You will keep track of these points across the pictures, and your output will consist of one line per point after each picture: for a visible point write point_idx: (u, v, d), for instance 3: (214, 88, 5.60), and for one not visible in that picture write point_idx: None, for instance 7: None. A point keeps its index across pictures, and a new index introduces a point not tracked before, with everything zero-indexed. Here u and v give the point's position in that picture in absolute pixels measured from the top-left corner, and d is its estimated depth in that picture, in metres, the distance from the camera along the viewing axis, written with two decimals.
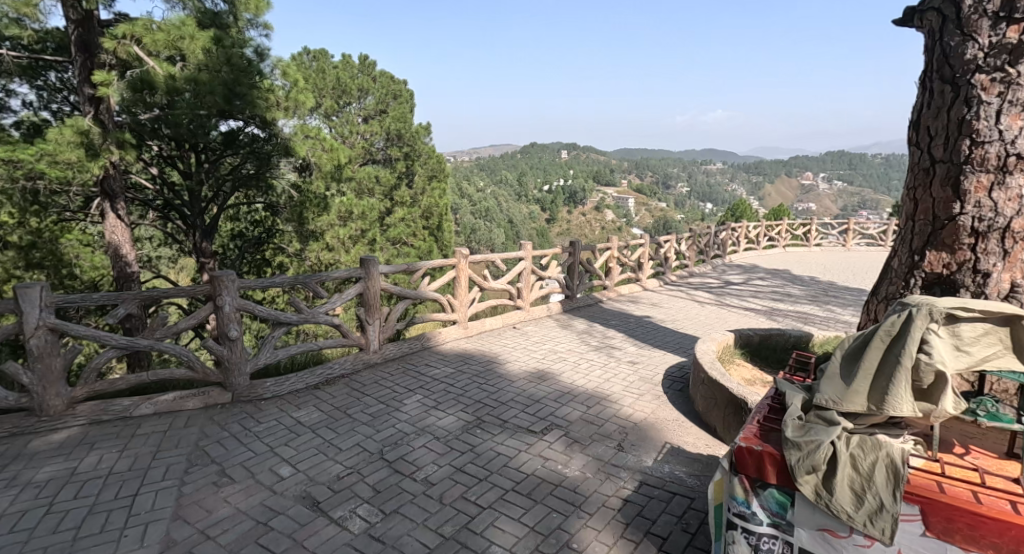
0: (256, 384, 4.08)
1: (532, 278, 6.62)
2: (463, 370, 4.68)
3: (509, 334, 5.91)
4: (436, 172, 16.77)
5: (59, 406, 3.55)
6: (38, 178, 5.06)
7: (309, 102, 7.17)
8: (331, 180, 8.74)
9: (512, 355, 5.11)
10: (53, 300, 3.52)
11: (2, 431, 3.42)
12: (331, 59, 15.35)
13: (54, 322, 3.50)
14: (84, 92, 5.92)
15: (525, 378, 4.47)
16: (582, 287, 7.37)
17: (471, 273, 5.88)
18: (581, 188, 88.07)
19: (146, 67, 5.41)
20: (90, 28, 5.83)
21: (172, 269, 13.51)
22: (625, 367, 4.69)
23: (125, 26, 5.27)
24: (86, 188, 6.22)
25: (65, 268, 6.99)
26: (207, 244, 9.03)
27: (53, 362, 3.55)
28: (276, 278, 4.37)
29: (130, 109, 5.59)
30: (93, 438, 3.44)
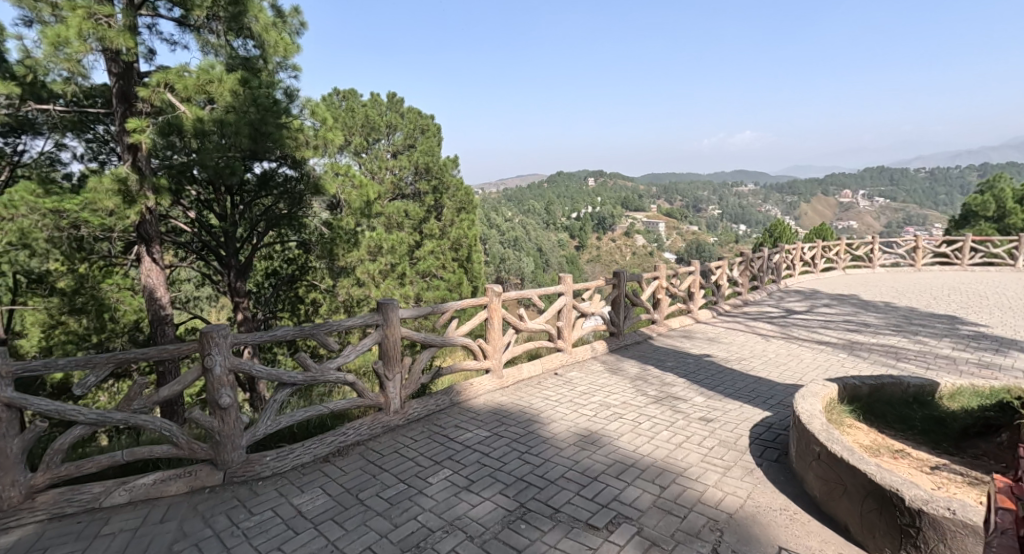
0: (254, 459, 3.40)
1: (573, 314, 5.83)
2: (500, 434, 3.89)
3: (550, 382, 5.12)
4: (464, 204, 16.29)
5: (15, 498, 2.96)
6: (83, 227, 5.23)
7: (339, 140, 6.72)
8: (362, 215, 8.25)
9: (557, 410, 4.32)
10: (9, 369, 2.94)
11: None
12: (360, 98, 15.27)
13: (8, 397, 2.91)
14: (123, 141, 5.43)
15: (576, 442, 3.68)
16: (629, 322, 6.54)
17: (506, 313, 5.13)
18: (610, 214, 87.40)
19: (178, 113, 5.03)
20: (131, 78, 5.39)
21: (209, 309, 13.38)
22: (697, 426, 3.82)
23: (158, 73, 4.95)
24: (120, 233, 5.77)
25: (107, 312, 6.95)
26: (242, 283, 8.58)
27: (8, 445, 2.94)
28: (278, 330, 3.70)
29: (162, 151, 5.19)
30: (47, 541, 2.79)
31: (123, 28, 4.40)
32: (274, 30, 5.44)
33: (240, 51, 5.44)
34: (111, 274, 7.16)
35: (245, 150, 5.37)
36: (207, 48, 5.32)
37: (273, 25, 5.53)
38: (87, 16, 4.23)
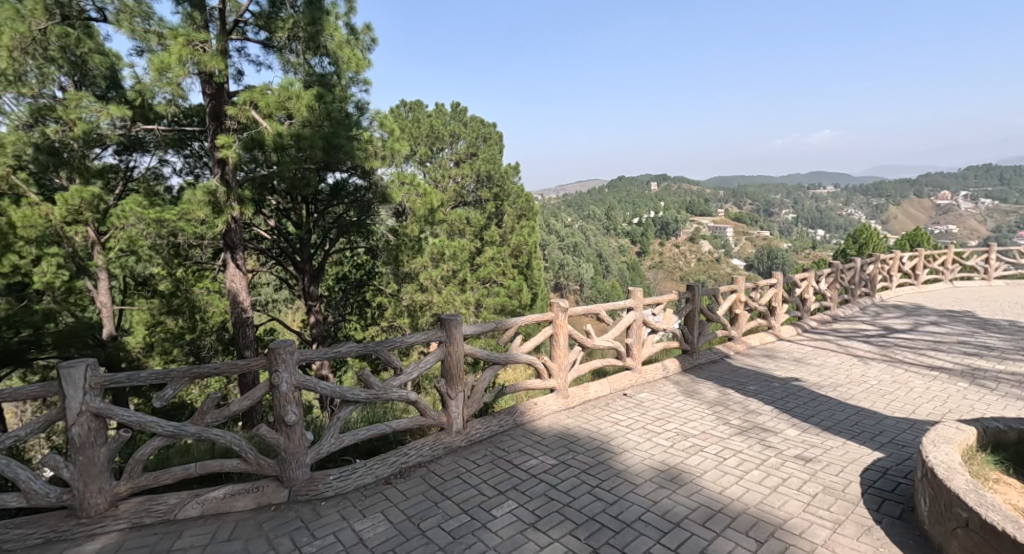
0: (318, 478, 3.27)
1: (644, 329, 5.44)
2: (569, 462, 3.58)
3: (620, 403, 4.76)
4: (526, 211, 16.06)
5: (101, 505, 2.93)
6: (178, 234, 5.38)
7: (406, 150, 6.73)
8: (426, 223, 8.15)
9: (630, 437, 3.97)
10: (99, 380, 2.90)
11: (36, 537, 2.82)
12: (426, 108, 15.45)
13: (98, 407, 2.87)
14: (213, 157, 5.55)
15: (654, 476, 3.33)
16: (705, 339, 6.04)
17: (573, 329, 4.81)
18: (675, 219, 84.76)
19: (261, 128, 5.10)
20: (223, 98, 5.46)
21: (284, 311, 13.89)
22: (794, 467, 3.35)
23: (244, 92, 5.05)
24: (208, 240, 5.91)
25: (196, 313, 7.26)
26: (315, 288, 8.73)
27: (96, 454, 2.92)
28: (342, 346, 3.58)
29: (247, 165, 5.27)
30: None
31: (217, 52, 4.43)
32: (348, 46, 5.46)
33: (316, 68, 5.44)
34: (203, 277, 7.35)
35: (317, 162, 5.41)
36: (288, 67, 5.36)
37: (347, 41, 5.53)
38: (187, 42, 4.29)
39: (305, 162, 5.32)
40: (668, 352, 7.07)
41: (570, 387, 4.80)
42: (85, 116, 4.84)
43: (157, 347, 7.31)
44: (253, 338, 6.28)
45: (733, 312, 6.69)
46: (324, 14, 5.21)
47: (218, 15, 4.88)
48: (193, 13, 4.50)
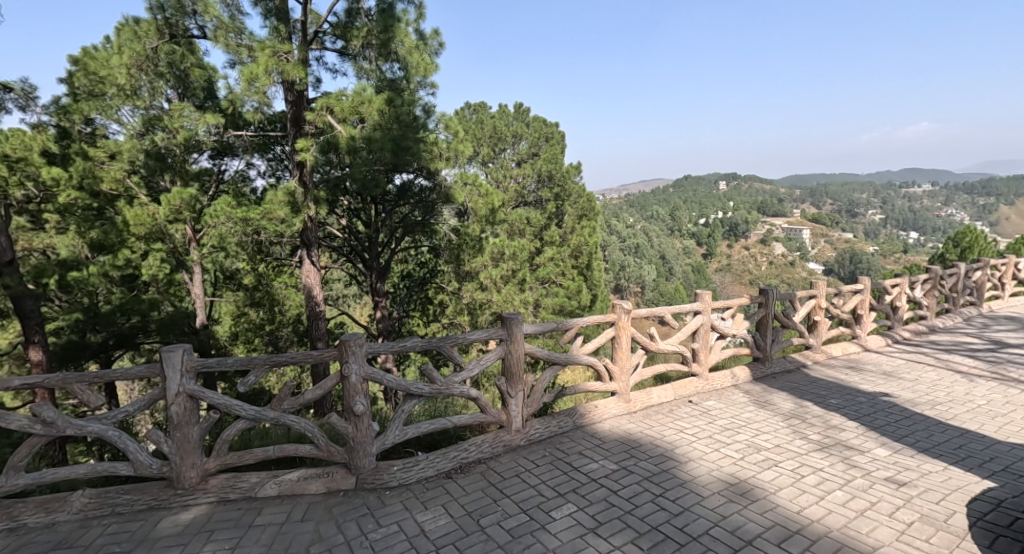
0: (382, 468, 3.42)
1: (711, 334, 5.29)
2: (632, 468, 3.56)
3: (685, 410, 4.66)
4: (587, 211, 15.93)
5: (193, 478, 3.21)
6: (261, 232, 5.74)
7: (469, 151, 6.88)
8: (487, 223, 8.28)
9: (698, 446, 3.89)
10: (193, 364, 3.18)
11: (141, 504, 3.13)
12: (489, 110, 15.69)
13: (192, 389, 3.14)
14: (293, 161, 5.90)
15: (726, 488, 3.25)
16: (778, 347, 5.78)
17: (636, 332, 4.75)
18: (745, 221, 81.34)
19: (335, 132, 5.37)
20: (301, 103, 5.77)
21: (352, 306, 14.50)
22: (884, 490, 3.18)
23: (321, 98, 5.35)
24: (286, 238, 6.26)
25: (275, 306, 7.73)
26: (381, 285, 9.10)
27: (190, 431, 3.20)
28: (407, 341, 3.72)
29: (323, 166, 5.56)
30: (213, 525, 2.98)
31: (299, 62, 4.73)
32: (417, 52, 5.62)
33: (387, 73, 5.70)
34: (281, 272, 7.92)
35: (387, 163, 5.62)
36: (360, 73, 5.61)
37: (416, 46, 5.69)
38: (272, 54, 4.61)
39: (375, 164, 5.54)
40: (739, 359, 6.80)
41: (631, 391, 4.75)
42: (187, 125, 5.23)
43: (241, 336, 7.91)
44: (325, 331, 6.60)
45: (811, 319, 6.34)
46: (396, 21, 5.41)
47: (300, 27, 5.18)
48: (279, 27, 4.82)
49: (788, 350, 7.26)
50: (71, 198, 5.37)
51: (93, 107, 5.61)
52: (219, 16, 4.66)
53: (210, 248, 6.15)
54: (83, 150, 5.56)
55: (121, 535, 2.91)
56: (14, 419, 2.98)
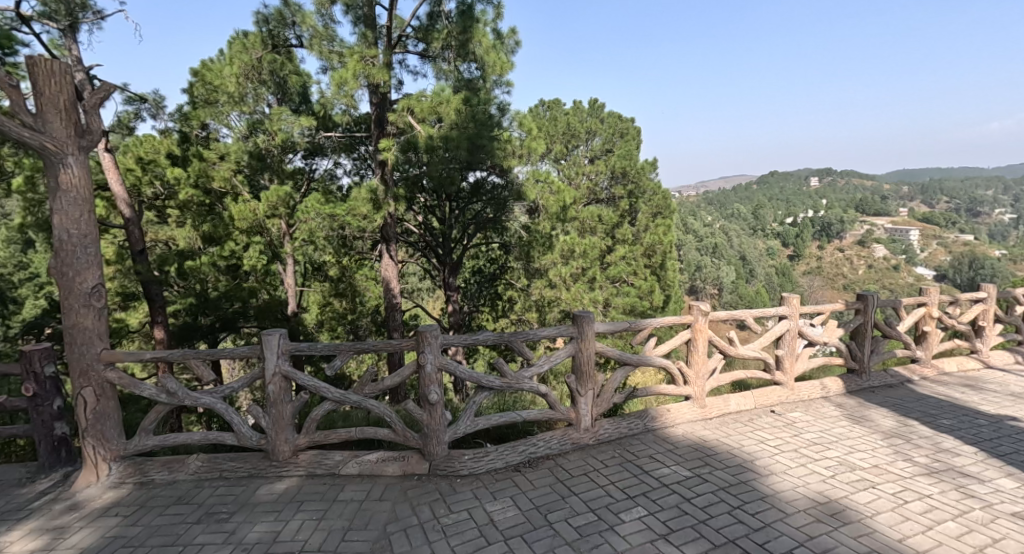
0: (454, 456, 3.55)
1: (798, 341, 4.99)
2: (708, 476, 3.48)
3: (767, 419, 4.46)
4: (662, 209, 15.53)
5: (286, 452, 3.48)
6: (345, 228, 6.05)
7: (543, 148, 6.90)
8: (558, 220, 8.31)
9: (784, 458, 3.72)
10: (287, 347, 3.44)
11: (242, 471, 3.44)
12: (563, 107, 15.68)
13: (286, 370, 3.41)
14: (376, 159, 6.21)
15: (817, 507, 3.11)
16: (879, 358, 5.35)
17: (713, 336, 4.60)
18: (834, 220, 76.09)
19: (415, 132, 5.63)
20: (384, 105, 6.05)
21: (425, 299, 15.04)
22: (1008, 527, 2.91)
23: (403, 100, 5.59)
24: (368, 233, 6.56)
25: (356, 296, 8.19)
26: (454, 279, 9.41)
27: (284, 409, 3.47)
28: (480, 335, 3.83)
29: (403, 165, 5.80)
30: (302, 496, 3.22)
31: (384, 66, 4.97)
32: (494, 51, 5.72)
33: (464, 74, 5.84)
34: (363, 265, 8.23)
35: (463, 162, 5.75)
36: (440, 74, 5.80)
37: (493, 46, 5.78)
38: (360, 59, 4.87)
39: (452, 163, 5.71)
40: (829, 369, 6.38)
41: (707, 396, 4.61)
42: (284, 128, 5.69)
43: (325, 324, 8.29)
44: (400, 322, 6.89)
45: (921, 329, 5.79)
46: (475, 23, 5.54)
47: (385, 32, 5.45)
48: (366, 33, 5.08)
49: (890, 361, 6.69)
50: (188, 195, 6.27)
51: (207, 114, 6.23)
52: (314, 26, 4.99)
53: (301, 241, 6.51)
54: (200, 152, 6.35)
55: (227, 497, 3.21)
56: (145, 388, 3.38)
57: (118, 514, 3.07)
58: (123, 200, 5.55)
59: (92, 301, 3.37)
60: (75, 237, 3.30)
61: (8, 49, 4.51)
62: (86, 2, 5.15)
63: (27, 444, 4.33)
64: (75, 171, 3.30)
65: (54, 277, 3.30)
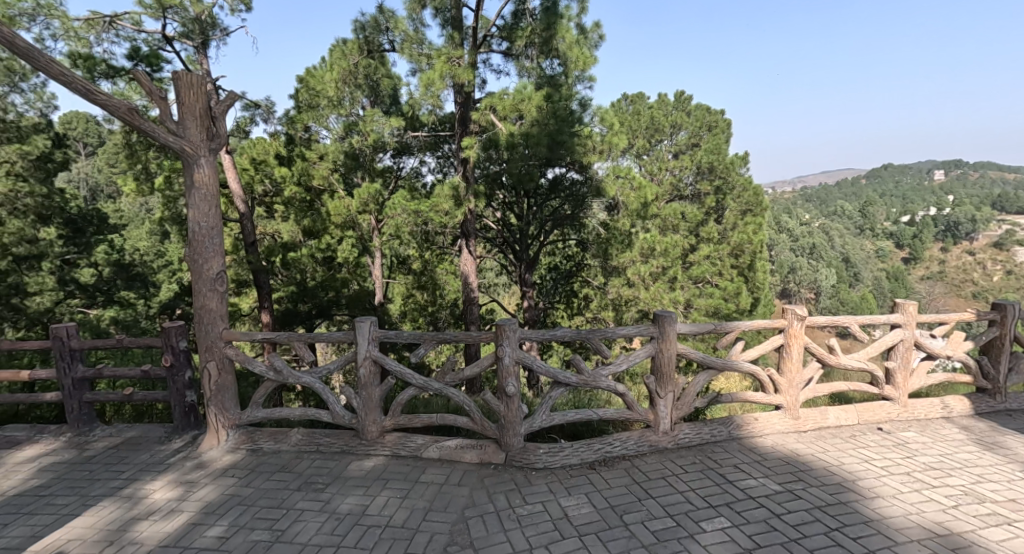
0: (530, 449, 3.61)
1: (914, 353, 4.50)
2: (800, 491, 3.29)
3: (871, 437, 4.12)
4: (752, 206, 14.78)
5: (373, 432, 3.70)
6: (428, 224, 6.24)
7: (624, 144, 6.74)
8: (638, 217, 8.13)
9: (897, 482, 3.41)
10: (377, 334, 3.65)
11: (335, 447, 3.70)
12: (647, 100, 15.37)
13: (375, 355, 3.62)
14: (458, 157, 6.42)
15: (938, 541, 2.83)
16: (1016, 377, 4.70)
17: (811, 344, 4.27)
18: (952, 219, 68.76)
19: (497, 130, 5.76)
20: (468, 104, 6.21)
21: (504, 294, 15.31)
22: None
23: (486, 99, 5.71)
24: (450, 229, 6.76)
25: (436, 289, 8.48)
26: (529, 276, 9.50)
27: (373, 392, 3.69)
28: (557, 330, 3.84)
29: (483, 162, 6.00)
30: (387, 474, 3.41)
31: (469, 65, 5.08)
32: (577, 46, 5.64)
33: (547, 70, 5.86)
34: (444, 259, 8.46)
35: (542, 158, 5.78)
36: (522, 72, 5.86)
37: (577, 41, 5.73)
38: (447, 60, 5.01)
39: (532, 159, 5.77)
40: (952, 388, 5.70)
41: (802, 407, 4.32)
42: (376, 128, 6.06)
43: (409, 314, 8.78)
44: (477, 316, 7.06)
45: None
46: (559, 18, 5.57)
47: (472, 32, 5.60)
48: (453, 35, 5.26)
49: None
50: (291, 192, 6.81)
51: (309, 118, 6.59)
52: (406, 30, 5.24)
53: (388, 236, 6.84)
54: (303, 152, 6.76)
55: (323, 469, 3.47)
56: (256, 364, 3.71)
57: (234, 475, 3.40)
58: (239, 197, 6.15)
59: (217, 285, 3.74)
60: (205, 229, 3.68)
61: (154, 66, 5.14)
62: (216, 21, 5.74)
63: (165, 408, 4.91)
64: (206, 170, 3.67)
65: (188, 263, 3.71)
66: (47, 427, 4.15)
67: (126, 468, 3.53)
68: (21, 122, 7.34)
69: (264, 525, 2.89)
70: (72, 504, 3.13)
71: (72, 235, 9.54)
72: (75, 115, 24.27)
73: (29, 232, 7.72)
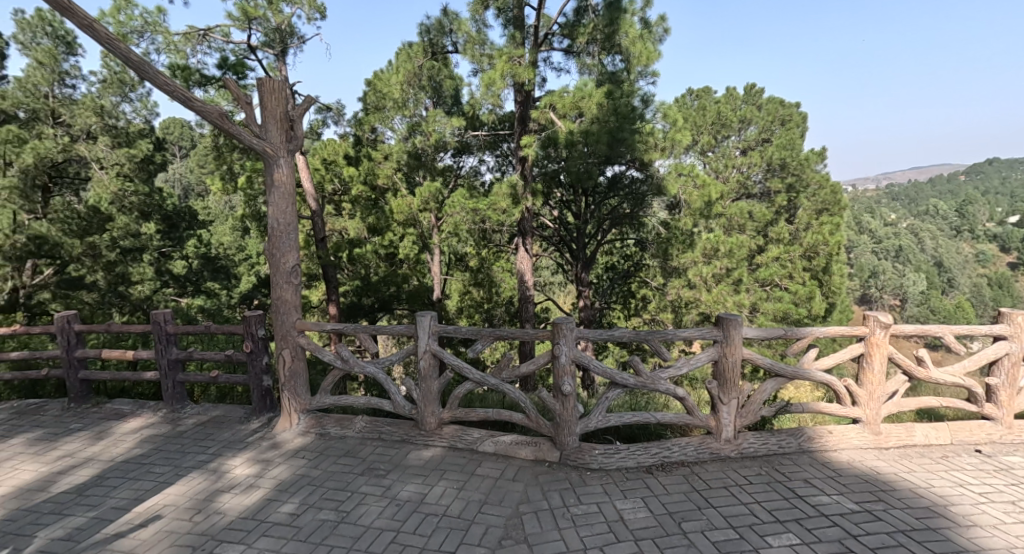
0: (585, 449, 3.60)
1: (1021, 370, 4.08)
2: (874, 510, 3.11)
3: (965, 458, 3.77)
4: (828, 205, 14.00)
5: (431, 424, 3.80)
6: (486, 222, 6.28)
7: (688, 140, 6.54)
8: (701, 216, 7.88)
9: (1001, 512, 3.08)
10: (436, 328, 3.74)
11: (396, 436, 3.83)
12: (713, 95, 14.91)
13: (435, 349, 3.72)
14: (517, 156, 6.47)
15: None
16: None
17: (897, 353, 3.98)
18: None
19: (556, 128, 5.76)
20: (527, 103, 6.23)
21: (561, 293, 15.28)
22: None
23: (546, 98, 5.73)
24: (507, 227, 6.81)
25: (492, 286, 8.58)
26: (586, 275, 9.40)
27: (432, 384, 3.79)
28: (615, 330, 3.80)
29: (542, 160, 6.05)
30: (444, 465, 3.50)
31: (530, 64, 5.11)
32: (641, 41, 5.56)
33: (608, 67, 5.79)
34: (500, 257, 8.55)
35: (602, 156, 5.72)
36: (584, 69, 5.83)
37: (640, 36, 5.64)
38: (508, 60, 5.05)
39: (592, 158, 5.73)
40: None
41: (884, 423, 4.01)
42: (439, 129, 6.22)
43: (465, 311, 8.94)
44: (533, 314, 7.08)
45: None
46: (622, 13, 5.49)
47: (533, 31, 5.61)
48: (515, 34, 5.29)
49: None
50: (358, 191, 7.11)
51: (376, 119, 6.91)
52: (469, 31, 5.32)
53: (447, 234, 6.97)
54: (369, 153, 7.06)
55: (384, 457, 3.60)
56: (324, 353, 3.88)
57: (304, 457, 3.59)
58: (311, 196, 6.46)
59: (292, 278, 3.96)
60: (282, 225, 3.89)
61: (240, 74, 5.49)
62: (295, 29, 6.03)
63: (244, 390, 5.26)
64: (285, 170, 3.88)
65: (266, 257, 3.94)
66: (148, 402, 4.55)
67: (211, 444, 3.80)
68: (128, 128, 8.14)
69: (331, 506, 3.03)
70: (167, 473, 3.41)
71: (167, 230, 10.01)
72: (173, 120, 26.46)
73: (133, 226, 8.47)
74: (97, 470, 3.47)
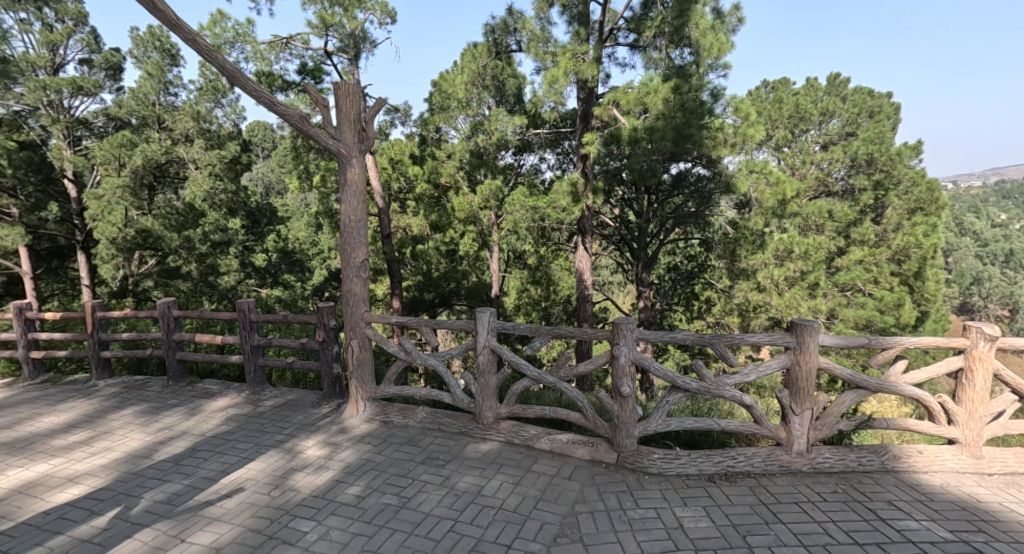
0: (643, 452, 3.54)
1: None
2: (962, 538, 2.88)
3: None
4: (921, 203, 12.97)
5: (489, 418, 3.86)
6: (546, 220, 6.28)
7: (761, 135, 6.23)
8: (774, 217, 7.50)
9: None
10: (495, 324, 3.79)
11: (455, 428, 3.91)
12: (791, 87, 14.21)
13: (493, 345, 3.77)
14: (579, 153, 6.43)
15: None
16: None
17: (1003, 370, 3.62)
18: None
19: (619, 124, 5.67)
20: (590, 100, 6.20)
21: (623, 293, 15.04)
22: None
23: (610, 94, 5.66)
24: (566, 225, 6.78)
25: (549, 284, 8.61)
26: (647, 275, 9.20)
27: (490, 379, 3.85)
28: (678, 332, 3.70)
29: (604, 158, 6.01)
30: (501, 459, 3.55)
31: (593, 61, 5.07)
32: (711, 32, 5.35)
33: (676, 60, 5.64)
34: (559, 256, 8.53)
35: (667, 153, 5.58)
36: (650, 64, 5.74)
37: (711, 27, 5.42)
38: (573, 57, 5.03)
39: (656, 155, 5.60)
40: None
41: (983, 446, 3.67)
42: (502, 128, 6.31)
43: (523, 308, 9.00)
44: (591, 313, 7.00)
45: None
46: (691, 5, 5.31)
47: (598, 27, 5.55)
48: (580, 30, 5.26)
49: None
50: (422, 189, 7.32)
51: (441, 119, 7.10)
52: (533, 29, 5.33)
53: (506, 232, 6.97)
54: (433, 152, 7.26)
55: (444, 447, 3.69)
56: (389, 345, 4.02)
57: (369, 442, 3.74)
58: (379, 194, 6.70)
59: (361, 272, 4.12)
60: (354, 222, 4.05)
61: (318, 79, 5.76)
62: (367, 34, 6.25)
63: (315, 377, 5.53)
64: (357, 169, 4.05)
65: (338, 252, 4.12)
66: (233, 383, 4.88)
67: (287, 425, 4.03)
68: (221, 131, 8.69)
69: (393, 491, 3.14)
70: (250, 450, 3.64)
71: (252, 226, 10.68)
72: (258, 123, 28.22)
73: (223, 222, 9.08)
74: (192, 443, 3.76)
